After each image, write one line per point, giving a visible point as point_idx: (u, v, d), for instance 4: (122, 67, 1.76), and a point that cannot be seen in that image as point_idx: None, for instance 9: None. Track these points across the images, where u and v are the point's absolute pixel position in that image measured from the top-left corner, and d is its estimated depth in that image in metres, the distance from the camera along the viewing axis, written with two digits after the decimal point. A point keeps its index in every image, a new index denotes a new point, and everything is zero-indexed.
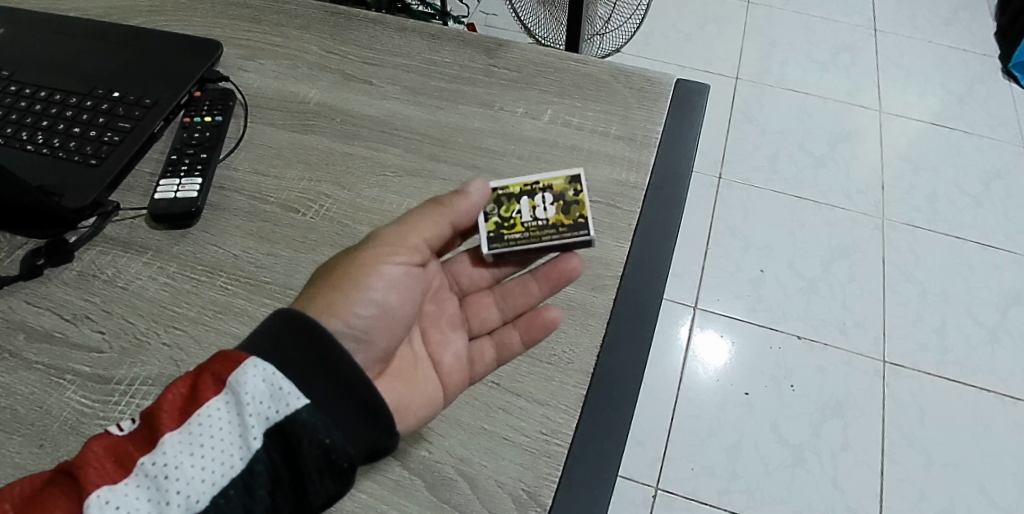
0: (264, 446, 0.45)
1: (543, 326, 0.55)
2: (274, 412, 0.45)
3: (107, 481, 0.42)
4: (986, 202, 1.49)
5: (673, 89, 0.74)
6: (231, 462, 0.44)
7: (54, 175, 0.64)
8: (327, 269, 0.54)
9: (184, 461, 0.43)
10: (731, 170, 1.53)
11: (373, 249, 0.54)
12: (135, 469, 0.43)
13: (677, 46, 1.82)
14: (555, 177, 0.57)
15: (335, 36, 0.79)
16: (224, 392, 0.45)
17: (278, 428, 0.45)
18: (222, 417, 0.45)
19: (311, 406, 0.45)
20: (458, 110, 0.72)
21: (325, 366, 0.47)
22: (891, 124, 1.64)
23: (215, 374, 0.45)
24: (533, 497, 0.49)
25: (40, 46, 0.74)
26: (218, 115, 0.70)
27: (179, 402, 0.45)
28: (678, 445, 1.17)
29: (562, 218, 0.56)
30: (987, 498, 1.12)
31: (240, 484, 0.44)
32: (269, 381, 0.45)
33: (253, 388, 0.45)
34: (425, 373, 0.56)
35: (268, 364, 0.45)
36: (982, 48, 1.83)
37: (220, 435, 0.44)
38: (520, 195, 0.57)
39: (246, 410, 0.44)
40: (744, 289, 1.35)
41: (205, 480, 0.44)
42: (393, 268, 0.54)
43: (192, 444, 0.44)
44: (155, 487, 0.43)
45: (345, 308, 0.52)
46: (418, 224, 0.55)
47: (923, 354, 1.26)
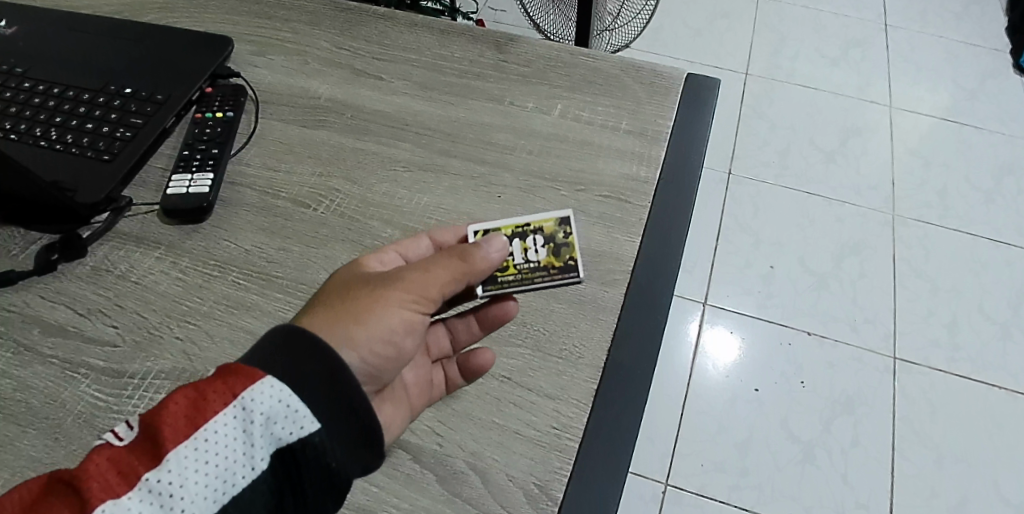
0: (269, 467, 0.42)
1: (477, 365, 0.53)
2: (287, 432, 0.42)
3: (110, 495, 0.39)
4: (997, 198, 1.48)
5: (683, 83, 0.74)
6: (234, 482, 0.41)
7: (67, 170, 0.64)
8: (339, 293, 0.49)
9: (190, 477, 0.40)
10: (741, 165, 1.53)
11: (393, 290, 0.48)
12: (138, 483, 0.39)
13: (685, 41, 1.82)
14: (545, 219, 0.55)
15: (345, 32, 0.79)
16: (233, 406, 0.42)
17: (289, 448, 0.42)
18: (230, 433, 0.41)
19: (324, 429, 0.43)
20: (468, 105, 0.72)
21: (335, 393, 0.43)
22: (902, 119, 1.62)
23: (226, 387, 0.42)
24: (545, 492, 0.49)
25: (54, 42, 0.74)
26: (229, 111, 0.70)
27: (185, 413, 0.41)
28: (687, 440, 1.17)
29: (553, 259, 0.54)
30: (998, 496, 1.11)
31: (242, 504, 0.41)
32: (283, 402, 0.42)
33: (268, 407, 0.42)
34: (399, 392, 0.52)
35: (283, 383, 0.42)
36: (993, 43, 1.82)
37: (228, 451, 0.41)
38: (512, 236, 0.54)
39: (257, 428, 0.41)
40: (754, 285, 1.35)
41: (208, 498, 0.40)
42: (409, 312, 0.48)
43: (199, 459, 0.40)
44: (159, 503, 0.39)
45: (361, 344, 0.47)
46: (440, 274, 0.49)
47: (934, 350, 1.26)
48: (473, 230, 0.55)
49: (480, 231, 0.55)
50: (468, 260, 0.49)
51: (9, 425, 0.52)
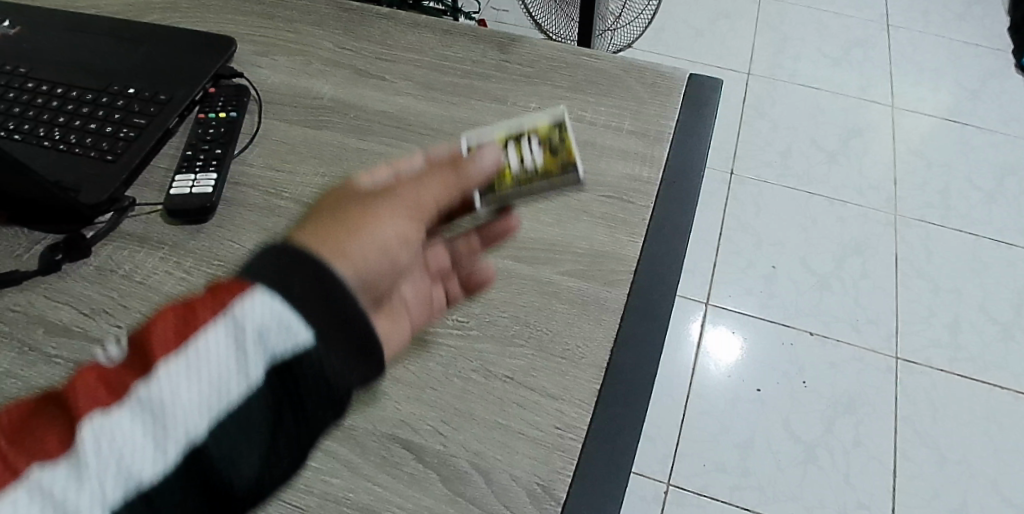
0: (276, 390, 0.33)
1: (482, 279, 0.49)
2: (293, 350, 0.32)
3: (97, 414, 0.30)
4: (999, 198, 1.48)
5: (686, 83, 0.74)
6: (234, 406, 0.32)
7: (71, 170, 0.64)
8: (315, 212, 0.39)
9: (182, 392, 0.31)
10: (743, 165, 1.53)
11: (386, 202, 0.40)
12: (128, 402, 0.31)
13: (688, 41, 1.82)
14: (537, 122, 0.53)
15: (348, 32, 0.79)
16: (226, 317, 0.32)
17: (289, 364, 0.32)
18: (223, 345, 0.32)
19: (326, 345, 0.33)
20: (471, 105, 0.72)
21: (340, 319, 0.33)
22: (904, 120, 1.62)
23: (215, 295, 0.32)
24: (548, 492, 0.49)
25: (57, 42, 0.74)
26: (232, 111, 0.70)
27: (177, 325, 0.32)
28: (690, 441, 1.17)
29: (551, 160, 0.52)
30: (1001, 497, 1.11)
31: (245, 433, 0.32)
32: (282, 316, 0.32)
33: (268, 320, 0.32)
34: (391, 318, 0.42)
35: (279, 296, 0.32)
36: (995, 43, 1.82)
37: (224, 365, 0.32)
38: (506, 143, 0.52)
39: (253, 339, 0.32)
40: (756, 285, 1.35)
41: (207, 424, 0.31)
42: (407, 225, 0.40)
43: (194, 374, 0.31)
44: (149, 422, 0.31)
45: (360, 261, 0.36)
46: (436, 185, 0.42)
47: (936, 351, 1.26)
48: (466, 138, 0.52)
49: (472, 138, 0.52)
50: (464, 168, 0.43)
51: None
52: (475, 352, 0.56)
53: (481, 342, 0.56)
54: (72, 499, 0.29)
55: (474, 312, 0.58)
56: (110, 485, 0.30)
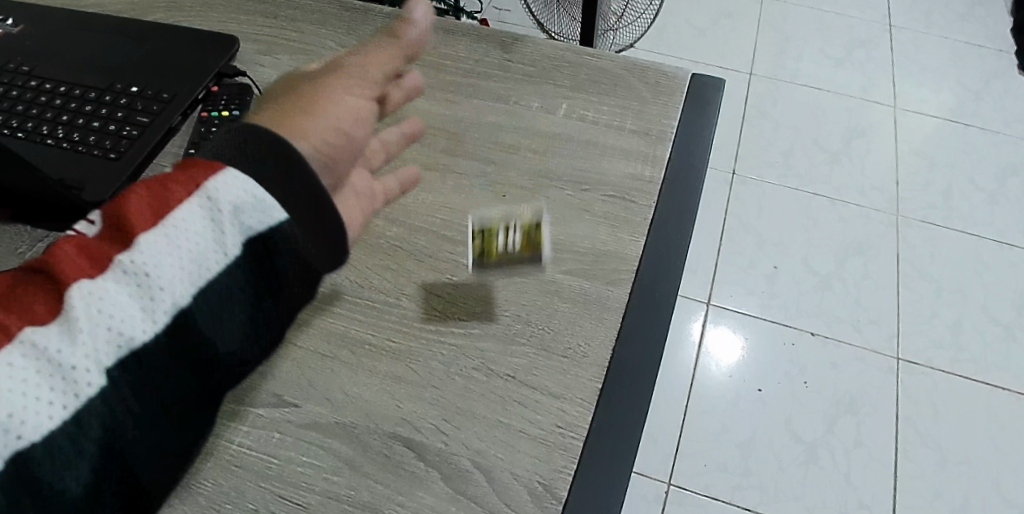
0: (242, 255, 0.39)
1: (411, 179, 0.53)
2: (258, 221, 0.39)
3: (83, 275, 0.36)
4: (1001, 199, 1.48)
5: (688, 83, 0.74)
6: (209, 269, 0.38)
7: (74, 168, 0.64)
8: (278, 98, 0.44)
9: (164, 259, 0.37)
10: (745, 165, 1.53)
11: (335, 81, 0.45)
12: (111, 266, 0.37)
13: (690, 41, 1.82)
14: (525, 215, 0.58)
15: (351, 31, 0.79)
16: (198, 195, 0.38)
17: (260, 237, 0.39)
18: (198, 218, 0.38)
19: (294, 221, 0.40)
20: (473, 105, 0.72)
21: (293, 179, 0.40)
22: (906, 120, 1.62)
23: (187, 178, 0.39)
24: (550, 490, 0.49)
25: (61, 40, 0.74)
26: (235, 109, 0.70)
27: (150, 202, 0.38)
28: (691, 440, 1.17)
29: (524, 248, 0.57)
30: (1002, 498, 1.11)
31: (221, 293, 0.38)
32: (250, 191, 0.39)
33: (233, 195, 0.38)
34: (354, 198, 0.47)
35: (246, 175, 0.39)
36: (997, 44, 1.81)
37: (198, 238, 0.38)
38: (495, 229, 0.58)
39: (226, 216, 0.38)
40: (757, 285, 1.35)
41: (184, 281, 0.37)
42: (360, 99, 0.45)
43: (171, 244, 0.37)
44: (137, 284, 0.37)
45: (319, 133, 0.43)
46: (379, 61, 0.47)
47: (937, 352, 1.26)
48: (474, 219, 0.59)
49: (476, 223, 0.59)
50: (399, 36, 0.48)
51: None
52: (476, 351, 0.56)
53: (483, 340, 0.56)
54: (67, 356, 0.35)
55: (475, 312, 0.58)
56: (103, 343, 0.35)
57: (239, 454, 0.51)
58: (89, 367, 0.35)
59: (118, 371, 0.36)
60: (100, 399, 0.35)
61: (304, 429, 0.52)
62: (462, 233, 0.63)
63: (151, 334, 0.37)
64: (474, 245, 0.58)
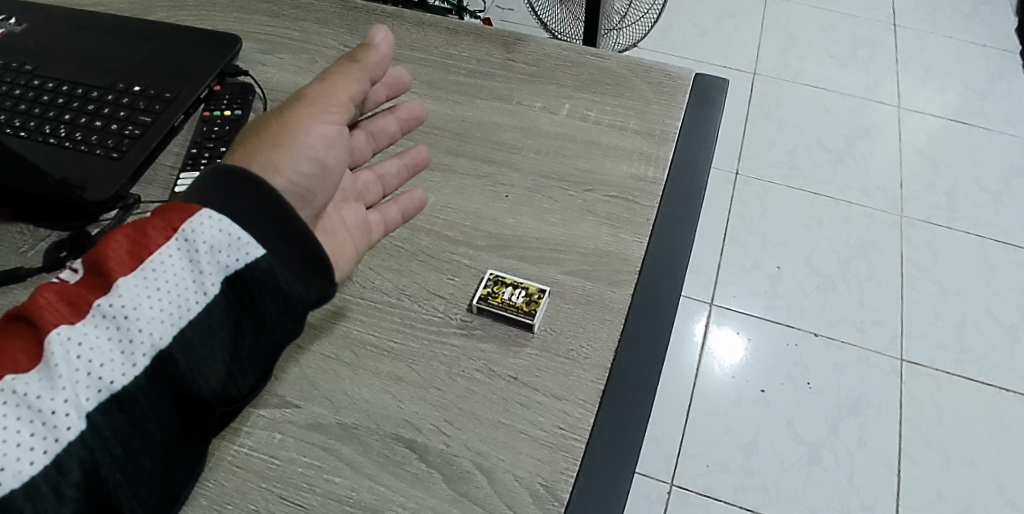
0: (222, 291, 0.43)
1: (416, 203, 0.58)
2: (233, 260, 0.43)
3: (63, 321, 0.39)
4: (1006, 200, 1.47)
5: (692, 83, 0.74)
6: (188, 309, 0.42)
7: (76, 168, 0.64)
8: (255, 129, 0.50)
9: (143, 302, 0.41)
10: (749, 165, 1.53)
11: (303, 106, 0.50)
12: (91, 311, 0.40)
13: (694, 40, 1.81)
14: (532, 284, 0.59)
15: (354, 31, 0.79)
16: (175, 238, 0.42)
17: (237, 276, 0.43)
18: (176, 261, 0.42)
19: (270, 255, 0.44)
20: (476, 105, 0.72)
21: (274, 217, 0.45)
22: (910, 120, 1.62)
23: (165, 223, 0.43)
24: (551, 492, 0.49)
25: (64, 40, 0.74)
26: (237, 109, 0.70)
27: (130, 247, 0.42)
28: (693, 441, 1.17)
29: (522, 307, 0.57)
30: (1006, 499, 1.10)
31: (201, 328, 0.42)
32: (226, 231, 0.43)
33: (210, 236, 0.43)
34: (342, 230, 0.53)
35: (224, 216, 0.43)
36: (1002, 44, 1.81)
37: (177, 279, 0.42)
38: (506, 284, 0.59)
39: (202, 256, 0.42)
40: (761, 286, 1.34)
41: (165, 320, 0.41)
42: (329, 124, 0.51)
43: (149, 287, 0.41)
44: (117, 327, 0.40)
45: (288, 163, 0.48)
46: (346, 80, 0.52)
47: (941, 353, 1.25)
48: (487, 271, 0.60)
49: (490, 273, 0.60)
50: (361, 59, 0.52)
51: None
52: (478, 351, 0.56)
53: (485, 341, 0.56)
54: (47, 402, 0.38)
55: (477, 312, 0.58)
56: (83, 388, 0.38)
57: (240, 454, 0.51)
58: (68, 412, 0.38)
59: (98, 413, 0.39)
60: (80, 442, 0.38)
61: (306, 430, 0.52)
62: (465, 233, 0.63)
63: (130, 376, 0.40)
64: (486, 288, 0.59)
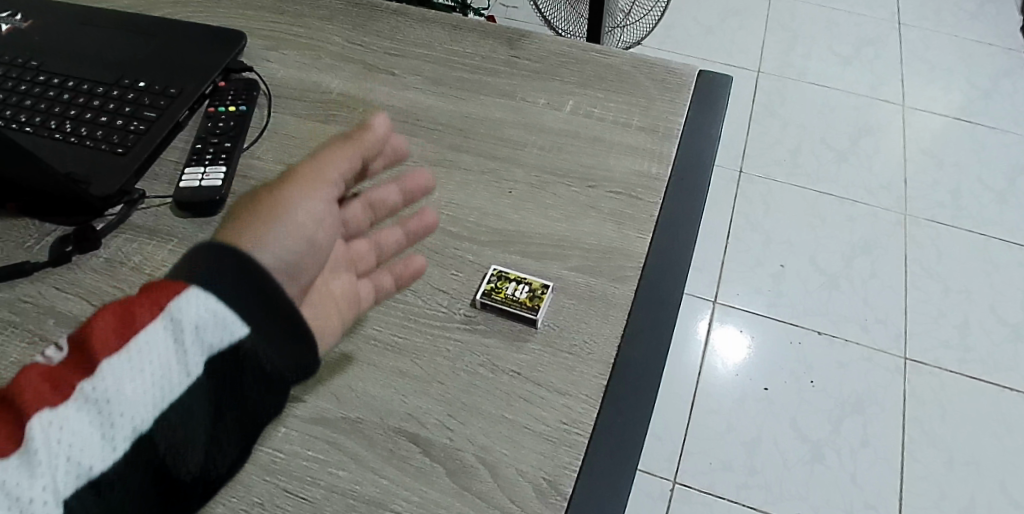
0: (206, 372, 0.41)
1: (412, 271, 0.54)
2: (220, 339, 0.40)
3: (45, 405, 0.38)
4: (1010, 198, 1.47)
5: (695, 80, 0.74)
6: (171, 390, 0.40)
7: (81, 163, 0.64)
8: (239, 205, 0.47)
9: (126, 385, 0.39)
10: (752, 163, 1.53)
11: (291, 182, 0.48)
12: (73, 394, 0.38)
13: (698, 38, 1.81)
14: (535, 280, 0.59)
15: (358, 27, 0.80)
16: (162, 317, 0.40)
17: (221, 356, 0.41)
18: (161, 339, 0.40)
19: (256, 333, 0.41)
20: (480, 101, 0.72)
21: (262, 297, 0.42)
22: (915, 119, 1.61)
23: (152, 301, 0.40)
24: (554, 486, 0.49)
25: (70, 36, 0.75)
26: (242, 105, 0.70)
27: (116, 324, 0.39)
28: (697, 439, 1.17)
29: (525, 301, 0.57)
30: (1009, 498, 1.10)
31: (183, 410, 0.40)
32: (213, 310, 0.40)
33: (197, 316, 0.40)
34: (327, 301, 0.49)
35: (211, 294, 0.40)
36: (1008, 42, 1.80)
37: (162, 360, 0.39)
38: (511, 279, 0.59)
39: (188, 336, 0.40)
40: (764, 284, 1.34)
41: (147, 403, 0.39)
42: (316, 200, 0.48)
43: (133, 369, 0.39)
44: (98, 411, 0.38)
45: (270, 239, 0.45)
46: (336, 155, 0.49)
47: (944, 351, 1.25)
48: (494, 266, 0.60)
49: (497, 268, 0.60)
50: (355, 137, 0.50)
51: None
52: (482, 346, 0.56)
53: (489, 336, 0.56)
54: (25, 489, 0.36)
55: (481, 308, 0.58)
56: (62, 474, 0.37)
57: None
58: (45, 500, 0.36)
59: (75, 499, 0.37)
60: None
61: (310, 425, 0.52)
62: (468, 229, 0.63)
63: (109, 461, 0.38)
64: (488, 284, 0.59)
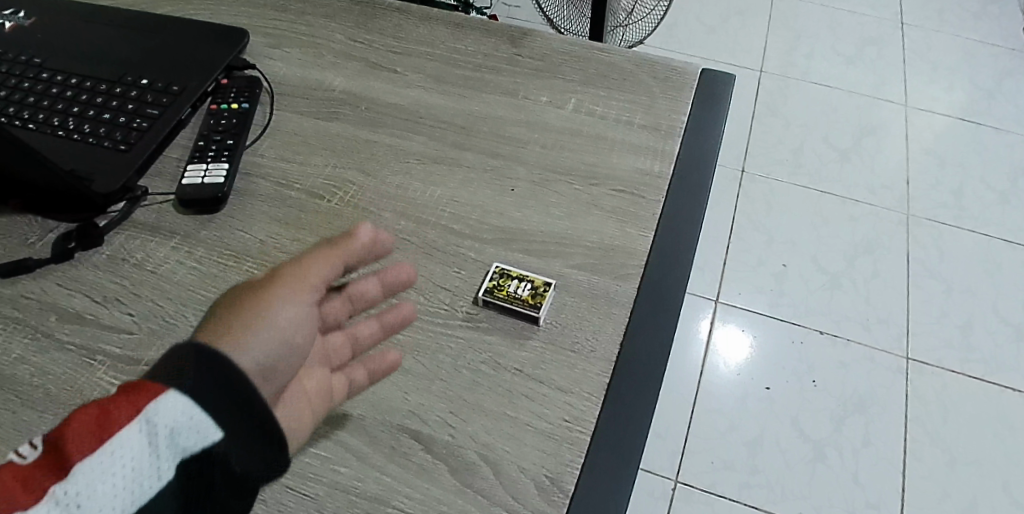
0: (177, 474, 0.39)
1: (387, 365, 0.52)
2: (196, 443, 0.39)
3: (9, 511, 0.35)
4: (1013, 198, 1.47)
5: (697, 78, 0.74)
6: (143, 492, 0.38)
7: (84, 160, 0.64)
8: (220, 306, 0.44)
9: (98, 488, 0.36)
10: (754, 163, 1.52)
11: (276, 284, 0.45)
12: (41, 498, 0.36)
13: (700, 38, 1.81)
14: (538, 278, 0.59)
15: (360, 25, 0.80)
16: (139, 420, 0.38)
17: (196, 457, 0.39)
18: (137, 442, 0.38)
19: (230, 437, 0.40)
20: (482, 99, 0.72)
21: (237, 401, 0.40)
22: (917, 119, 1.61)
23: (129, 402, 0.38)
24: (556, 484, 0.49)
25: (74, 33, 0.75)
26: (244, 102, 0.70)
27: (92, 425, 0.37)
28: (698, 438, 1.17)
29: (528, 299, 0.57)
30: (1011, 498, 1.10)
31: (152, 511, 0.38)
32: (193, 416, 0.38)
33: (177, 420, 0.38)
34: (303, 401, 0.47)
35: (190, 399, 0.38)
36: (1011, 43, 1.80)
37: (136, 462, 0.37)
38: (513, 277, 0.59)
39: (166, 440, 0.38)
40: (766, 283, 1.34)
41: (117, 507, 0.37)
42: (302, 305, 0.46)
43: (107, 472, 0.37)
44: None
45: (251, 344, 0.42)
46: (322, 262, 0.47)
47: (947, 351, 1.25)
48: (496, 264, 0.60)
49: (499, 266, 0.60)
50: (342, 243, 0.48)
51: (26, 410, 0.52)
52: (484, 344, 0.56)
53: (491, 334, 0.56)
54: None
55: (483, 305, 0.58)
56: None
57: None
58: None
59: None
60: None
61: None
62: (471, 227, 0.63)
63: None
64: (491, 282, 0.59)
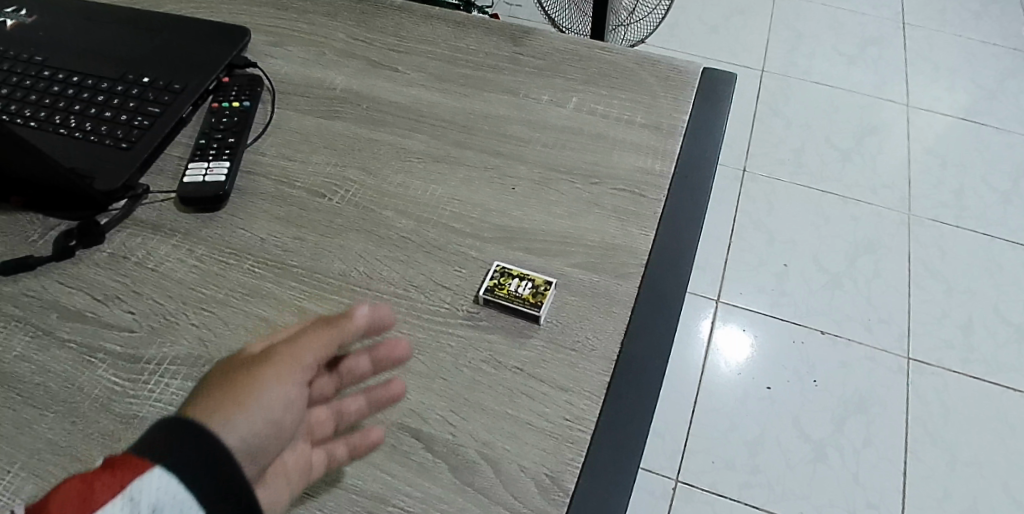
0: None
1: (368, 444, 0.50)
2: None
3: None
4: (1015, 198, 1.47)
5: (698, 78, 0.74)
6: None
7: (86, 158, 0.64)
8: (210, 384, 0.43)
9: None
10: (756, 162, 1.52)
11: (270, 363, 0.44)
12: None
13: (701, 37, 1.81)
14: (539, 277, 0.59)
15: (362, 23, 0.80)
16: (121, 497, 0.38)
17: None
18: None
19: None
20: (483, 97, 0.72)
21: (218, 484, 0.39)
22: (918, 119, 1.61)
23: (113, 480, 0.38)
24: (557, 482, 0.49)
25: (76, 31, 0.75)
26: (246, 100, 0.70)
27: (76, 502, 0.38)
28: (699, 438, 1.16)
29: (529, 298, 0.57)
30: (1012, 498, 1.10)
31: None
32: (171, 493, 0.38)
33: (156, 498, 0.38)
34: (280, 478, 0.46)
35: (171, 476, 0.38)
36: (1013, 43, 1.80)
37: None
38: (513, 276, 0.59)
39: None
40: (767, 283, 1.34)
41: None
42: (295, 386, 0.44)
43: None
44: None
45: (242, 427, 0.41)
46: (314, 339, 0.46)
47: (948, 351, 1.25)
48: (495, 262, 0.60)
49: (498, 264, 0.60)
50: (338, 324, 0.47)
51: (28, 407, 0.52)
52: (485, 342, 0.56)
53: (492, 332, 0.56)
54: None
55: (484, 303, 0.58)
56: None
57: None
58: None
59: None
60: None
61: None
62: (472, 225, 0.63)
63: None
64: (492, 280, 0.59)
